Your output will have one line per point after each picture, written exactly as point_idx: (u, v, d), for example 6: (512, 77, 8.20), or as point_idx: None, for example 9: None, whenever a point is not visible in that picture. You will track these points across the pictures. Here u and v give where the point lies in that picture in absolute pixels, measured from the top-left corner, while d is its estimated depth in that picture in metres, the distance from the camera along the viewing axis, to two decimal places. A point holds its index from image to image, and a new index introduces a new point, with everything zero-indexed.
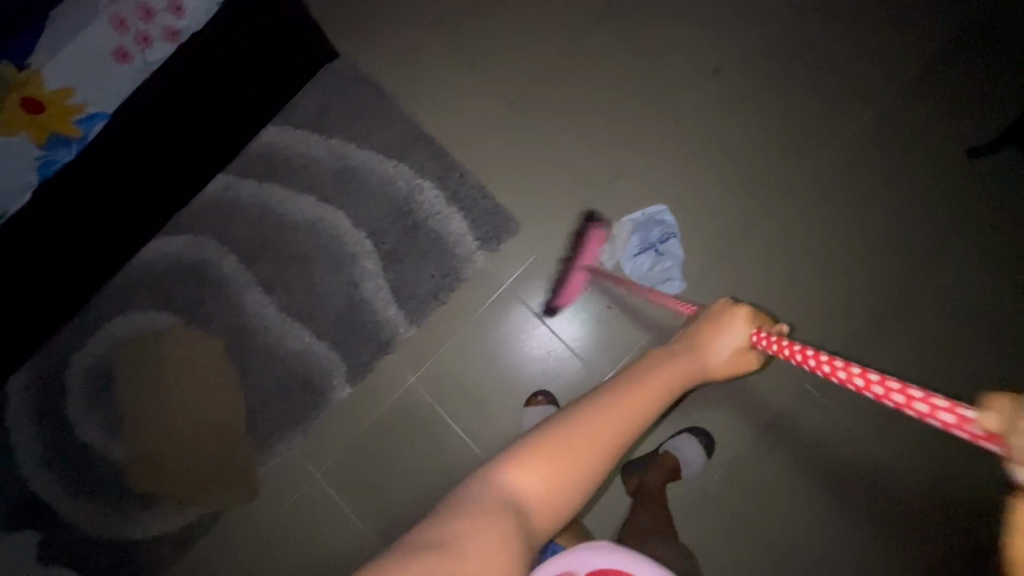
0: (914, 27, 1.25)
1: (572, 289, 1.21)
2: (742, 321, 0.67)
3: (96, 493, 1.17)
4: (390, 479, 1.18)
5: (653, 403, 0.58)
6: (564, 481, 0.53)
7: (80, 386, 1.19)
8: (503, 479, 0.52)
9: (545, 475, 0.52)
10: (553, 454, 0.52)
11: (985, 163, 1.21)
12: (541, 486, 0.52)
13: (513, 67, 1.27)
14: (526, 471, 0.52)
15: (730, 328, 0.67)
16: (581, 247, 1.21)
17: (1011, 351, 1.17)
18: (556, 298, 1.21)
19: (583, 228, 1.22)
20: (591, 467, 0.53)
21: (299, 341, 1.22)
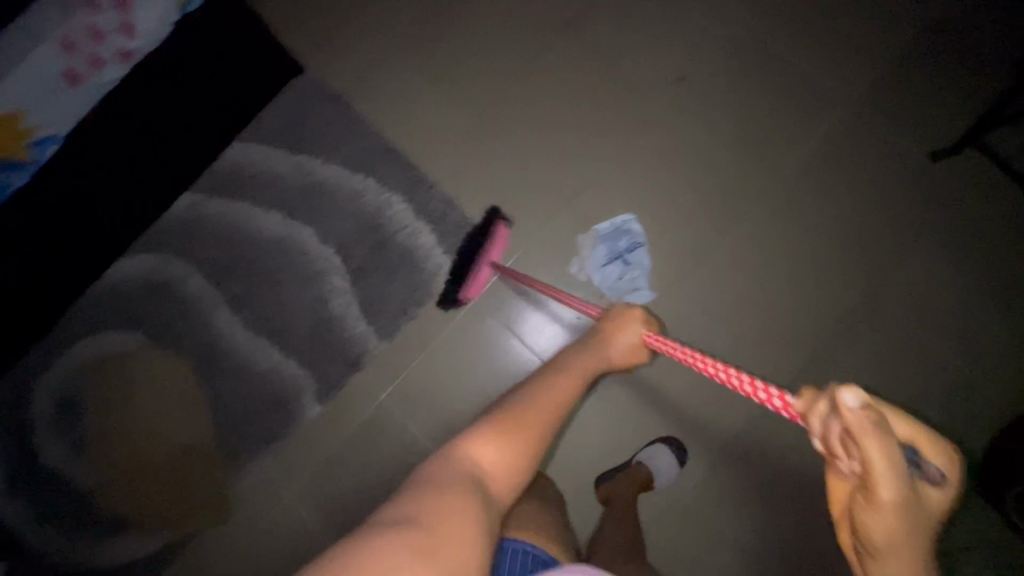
0: (877, 29, 1.25)
1: (477, 282, 1.20)
2: (638, 322, 0.93)
3: (69, 516, 1.18)
4: (361, 497, 1.18)
5: (573, 386, 0.77)
6: (515, 455, 0.64)
7: (50, 410, 1.20)
8: (466, 455, 0.61)
9: (500, 448, 0.63)
10: (507, 429, 0.65)
11: (955, 162, 1.20)
12: (498, 459, 0.62)
13: (481, 79, 1.28)
14: (485, 446, 0.63)
15: (630, 327, 0.92)
16: (489, 240, 1.20)
17: (988, 357, 1.15)
18: (462, 290, 1.19)
19: (489, 222, 1.21)
20: (534, 442, 0.66)
21: (268, 359, 1.22)
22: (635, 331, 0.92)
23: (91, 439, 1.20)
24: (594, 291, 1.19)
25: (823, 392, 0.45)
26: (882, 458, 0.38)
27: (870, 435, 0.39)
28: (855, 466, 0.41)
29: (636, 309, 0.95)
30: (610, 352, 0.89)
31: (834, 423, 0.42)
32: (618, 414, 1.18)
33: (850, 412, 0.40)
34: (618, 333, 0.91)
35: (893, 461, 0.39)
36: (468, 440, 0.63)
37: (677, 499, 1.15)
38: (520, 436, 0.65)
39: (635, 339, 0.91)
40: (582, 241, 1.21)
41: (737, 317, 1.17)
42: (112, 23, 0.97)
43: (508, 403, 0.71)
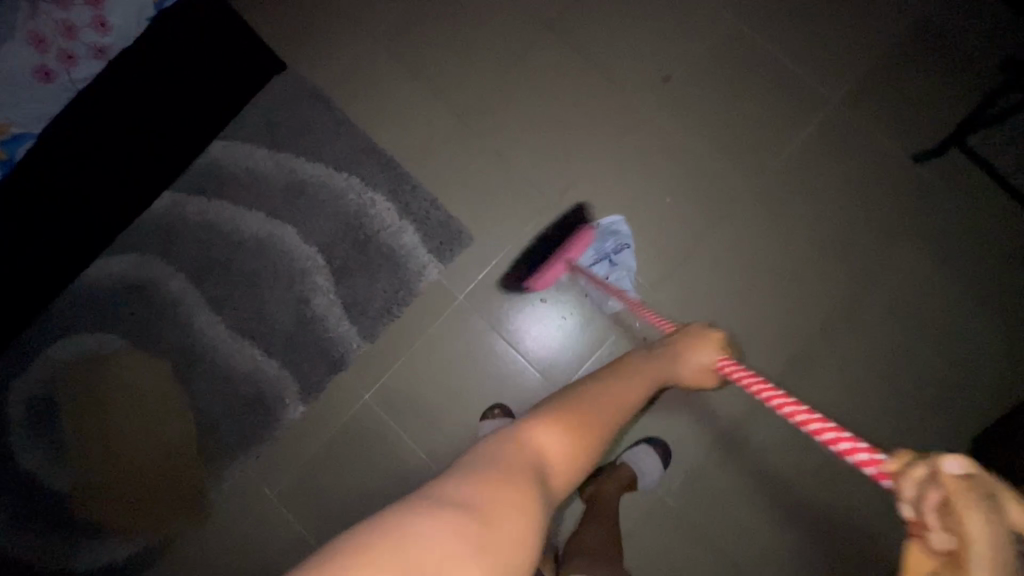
0: (861, 30, 1.25)
1: (546, 276, 1.19)
2: (712, 344, 0.77)
3: (43, 522, 1.16)
4: (343, 498, 1.17)
5: (635, 392, 0.72)
6: (574, 451, 0.63)
7: (24, 413, 1.18)
8: (528, 437, 0.62)
9: (559, 441, 0.62)
10: (568, 418, 0.64)
11: (936, 163, 1.20)
12: (555, 446, 0.62)
13: (466, 78, 1.27)
14: (546, 431, 0.63)
15: (703, 350, 0.77)
16: (570, 239, 1.18)
17: (968, 357, 1.15)
18: (529, 281, 1.19)
19: (575, 223, 1.21)
20: (593, 439, 0.65)
21: (249, 360, 1.20)
22: (710, 354, 0.76)
23: (69, 444, 1.18)
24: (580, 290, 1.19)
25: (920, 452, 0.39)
26: (982, 532, 0.32)
27: (975, 504, 0.33)
28: (943, 540, 0.34)
29: (711, 331, 0.80)
30: (676, 371, 0.76)
31: (927, 488, 0.36)
32: None
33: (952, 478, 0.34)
34: (686, 355, 0.76)
35: (995, 544, 0.32)
36: (530, 427, 0.63)
37: (661, 500, 1.15)
38: (580, 432, 0.64)
39: (707, 361, 0.76)
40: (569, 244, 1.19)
41: (720, 318, 1.17)
42: (85, 18, 1.01)
43: (573, 391, 0.70)
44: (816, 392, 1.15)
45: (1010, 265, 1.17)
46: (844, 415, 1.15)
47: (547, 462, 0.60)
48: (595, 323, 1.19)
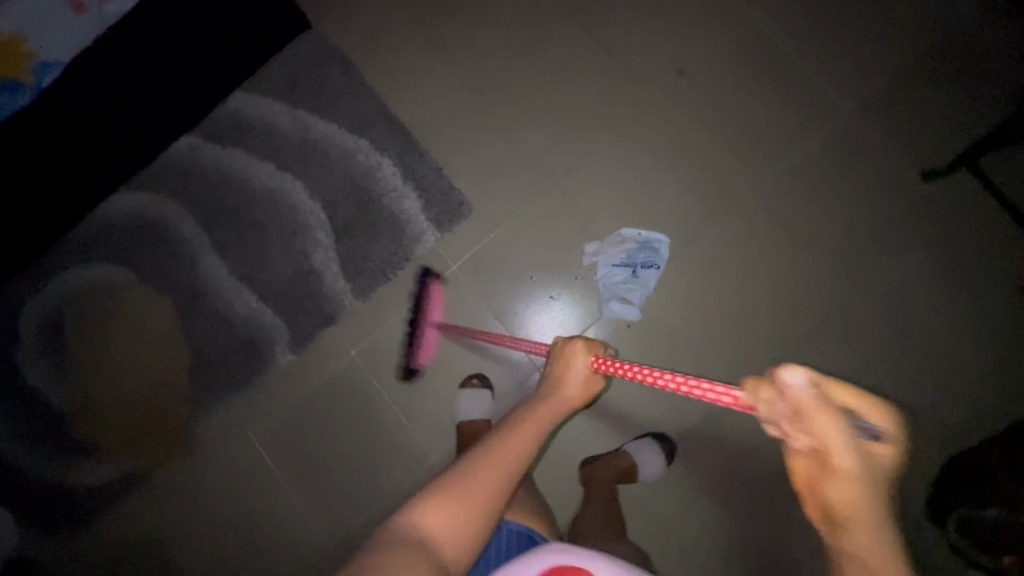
0: (884, 44, 1.24)
1: (426, 348, 1.21)
2: (581, 348, 0.78)
3: (38, 436, 1.22)
4: (321, 446, 1.21)
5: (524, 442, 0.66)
6: (460, 528, 0.57)
7: (32, 332, 1.25)
8: (410, 529, 0.56)
9: (445, 521, 0.57)
10: (451, 498, 0.58)
11: (944, 183, 1.19)
12: (441, 526, 0.57)
13: (485, 54, 1.30)
14: (427, 517, 0.57)
15: (577, 358, 0.77)
16: (424, 307, 1.20)
17: (956, 381, 1.14)
18: (413, 360, 1.20)
19: (420, 288, 1.21)
20: (482, 514, 0.59)
21: (246, 304, 1.25)
22: (586, 360, 0.77)
23: (71, 365, 1.24)
24: (592, 283, 1.20)
25: (763, 374, 0.44)
26: (830, 430, 0.37)
27: (816, 411, 0.38)
28: (803, 441, 0.39)
29: (578, 339, 0.79)
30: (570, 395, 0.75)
31: (776, 396, 0.41)
32: None
33: (803, 395, 0.39)
34: (570, 377, 0.76)
35: (841, 432, 0.37)
36: (410, 514, 0.57)
37: (630, 487, 1.16)
38: (466, 511, 0.58)
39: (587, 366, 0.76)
40: (594, 250, 1.21)
41: (706, 314, 1.18)
42: None
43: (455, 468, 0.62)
44: None
45: (1009, 294, 1.16)
46: None
47: (432, 547, 0.55)
48: (584, 308, 1.21)
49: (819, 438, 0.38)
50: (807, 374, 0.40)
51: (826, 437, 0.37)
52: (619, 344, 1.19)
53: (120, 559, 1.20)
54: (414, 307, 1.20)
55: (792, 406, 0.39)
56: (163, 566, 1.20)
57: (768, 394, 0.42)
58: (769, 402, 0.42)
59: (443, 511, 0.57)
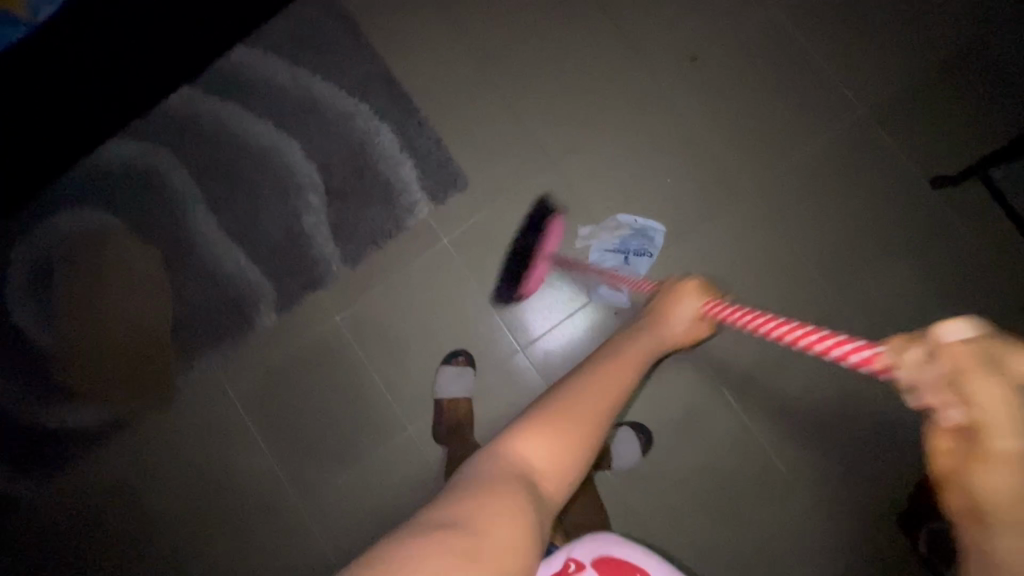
0: (904, 43, 1.20)
1: (534, 277, 1.19)
2: (687, 295, 0.76)
3: (20, 376, 1.23)
4: (298, 409, 1.21)
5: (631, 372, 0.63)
6: (565, 457, 0.55)
7: (20, 273, 1.25)
8: (510, 454, 0.53)
9: (549, 447, 0.54)
10: (557, 423, 0.55)
11: (952, 193, 1.15)
12: (546, 454, 0.54)
13: (493, 25, 1.26)
14: (529, 442, 0.54)
15: (683, 301, 0.76)
16: (545, 233, 1.19)
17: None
18: (522, 286, 1.19)
19: (543, 215, 1.20)
20: (588, 443, 0.56)
21: (234, 261, 1.24)
22: (691, 305, 0.75)
23: (57, 308, 1.24)
24: (583, 266, 1.19)
25: (920, 334, 0.39)
26: (993, 397, 0.31)
27: (980, 372, 0.32)
28: (952, 414, 0.32)
29: (689, 283, 0.78)
30: (668, 333, 0.73)
31: (923, 353, 0.36)
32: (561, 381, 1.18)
33: (962, 353, 0.33)
34: (674, 315, 0.74)
35: (1010, 402, 0.30)
36: (515, 437, 0.55)
37: (604, 475, 1.16)
38: (571, 438, 0.55)
39: (693, 309, 0.75)
40: (588, 233, 1.20)
41: None
42: None
43: (560, 391, 0.59)
44: (775, 397, 1.15)
45: (1008, 312, 1.12)
46: (797, 425, 1.15)
47: (532, 477, 0.52)
48: (574, 290, 1.20)
49: (972, 404, 0.31)
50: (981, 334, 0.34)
51: (985, 407, 0.31)
52: (605, 329, 1.18)
53: (96, 502, 1.22)
54: (537, 227, 1.19)
55: (942, 364, 0.34)
56: (136, 513, 1.22)
57: (916, 351, 0.37)
58: (913, 358, 0.37)
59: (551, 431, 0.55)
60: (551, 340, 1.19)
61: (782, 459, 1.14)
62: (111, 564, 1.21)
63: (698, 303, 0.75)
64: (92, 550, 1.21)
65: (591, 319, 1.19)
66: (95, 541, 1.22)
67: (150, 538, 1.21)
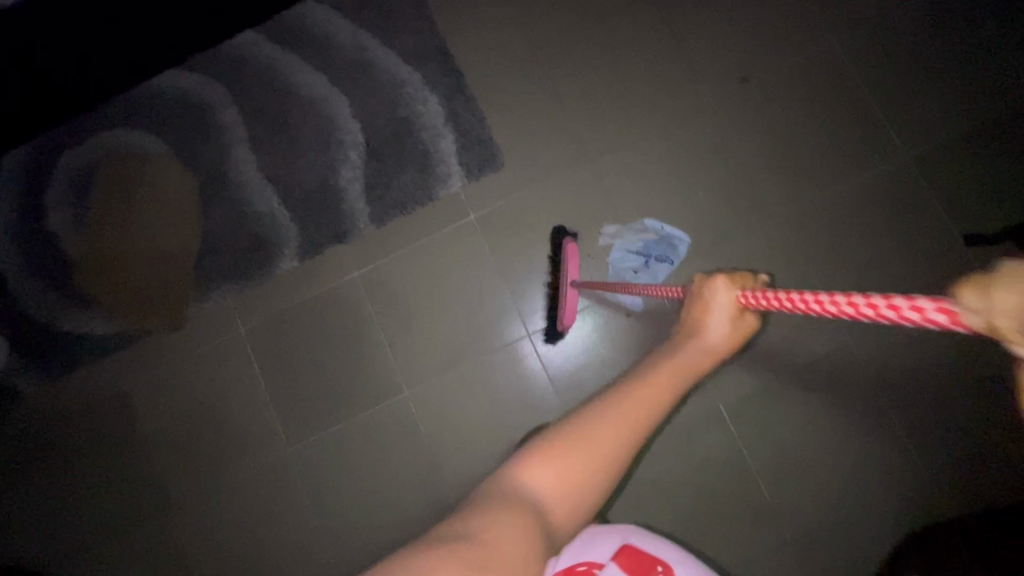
0: (956, 98, 1.20)
1: (569, 305, 1.14)
2: (711, 301, 0.67)
3: (44, 278, 1.28)
4: (302, 354, 1.23)
5: (655, 395, 0.57)
6: (573, 483, 0.52)
7: (62, 181, 1.30)
8: (517, 479, 0.52)
9: (557, 474, 0.51)
10: (567, 449, 0.52)
11: (983, 250, 1.14)
12: (553, 480, 0.51)
13: (554, 17, 1.29)
14: (535, 468, 0.52)
15: (708, 306, 0.67)
16: (564, 261, 1.15)
17: (931, 449, 1.12)
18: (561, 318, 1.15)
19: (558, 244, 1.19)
20: (598, 470, 0.53)
21: (265, 203, 1.27)
22: (715, 309, 0.66)
23: (91, 216, 1.28)
24: (602, 263, 1.20)
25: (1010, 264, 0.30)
26: None
27: None
28: None
29: (718, 275, 0.69)
30: (699, 348, 0.64)
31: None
32: (565, 374, 1.18)
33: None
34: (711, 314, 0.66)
35: None
36: (521, 464, 0.53)
37: None
38: (583, 461, 0.52)
39: (731, 301, 0.66)
40: (613, 232, 1.21)
41: None
42: None
43: (577, 418, 0.55)
44: (771, 427, 1.14)
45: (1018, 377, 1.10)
46: (790, 457, 1.14)
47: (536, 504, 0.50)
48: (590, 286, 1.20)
49: None
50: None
51: None
52: (615, 330, 1.18)
53: (93, 409, 1.25)
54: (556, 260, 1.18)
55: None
56: (129, 427, 1.24)
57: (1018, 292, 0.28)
58: (1002, 302, 0.29)
59: (557, 456, 0.52)
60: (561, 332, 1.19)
61: (771, 488, 1.13)
62: (95, 474, 1.24)
63: (718, 306, 0.66)
64: (81, 454, 1.24)
65: (603, 317, 1.19)
66: (84, 447, 1.24)
67: (137, 454, 1.23)
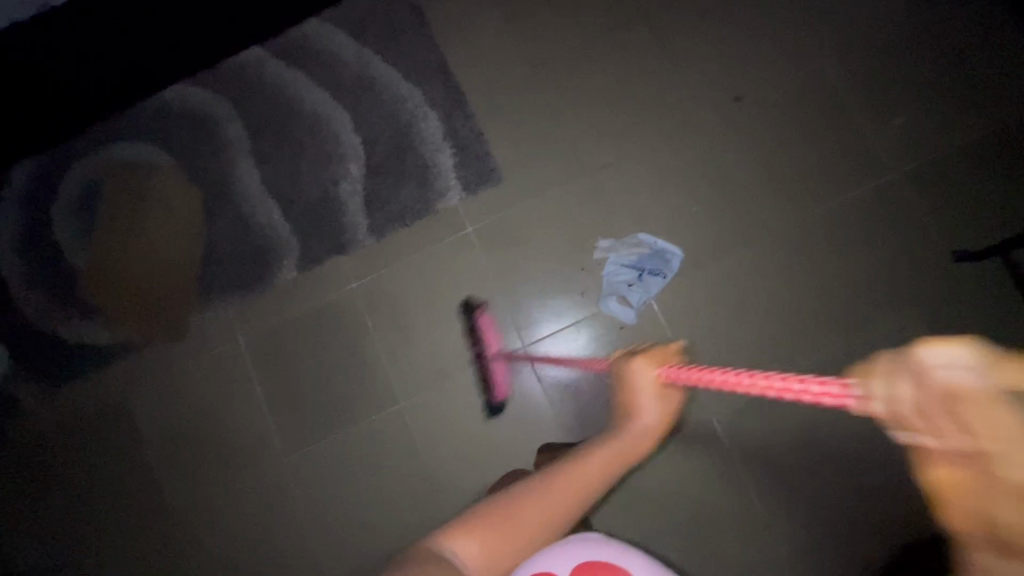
0: (945, 117, 1.23)
1: (500, 380, 1.18)
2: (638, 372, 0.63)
3: (48, 287, 1.30)
4: (301, 364, 1.25)
5: (576, 482, 0.57)
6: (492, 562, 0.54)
7: (70, 193, 1.33)
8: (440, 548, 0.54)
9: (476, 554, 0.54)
10: (487, 528, 0.55)
11: (974, 266, 1.16)
12: (477, 557, 0.54)
13: (552, 37, 1.33)
14: (461, 542, 0.54)
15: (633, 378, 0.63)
16: (480, 337, 1.20)
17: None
18: (492, 394, 1.18)
19: (471, 315, 1.21)
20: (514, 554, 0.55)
21: (267, 216, 1.30)
22: (645, 379, 0.62)
23: (96, 227, 1.31)
24: (596, 278, 1.22)
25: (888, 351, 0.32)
26: (999, 425, 0.25)
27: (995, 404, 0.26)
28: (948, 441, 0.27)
29: (639, 355, 0.64)
30: (632, 428, 0.61)
31: (928, 393, 0.28)
32: (559, 387, 1.19)
33: (964, 382, 0.27)
34: (637, 398, 0.62)
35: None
36: (446, 536, 0.55)
37: None
38: (500, 544, 0.54)
39: (655, 381, 0.62)
40: (608, 245, 1.23)
41: (700, 335, 1.18)
42: None
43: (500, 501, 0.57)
44: (765, 440, 1.15)
45: None
46: (785, 471, 1.14)
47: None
48: (584, 301, 1.22)
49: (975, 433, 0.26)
50: (970, 353, 0.27)
51: (994, 431, 0.25)
52: (609, 343, 1.20)
53: (93, 417, 1.26)
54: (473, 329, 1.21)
55: (932, 393, 0.28)
56: (129, 435, 1.26)
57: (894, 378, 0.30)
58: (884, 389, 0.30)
59: (475, 536, 0.55)
60: (557, 345, 1.21)
61: (764, 502, 1.14)
62: (93, 481, 1.25)
63: (648, 378, 0.62)
64: (80, 461, 1.25)
65: (597, 331, 1.20)
66: (83, 455, 1.26)
67: (135, 464, 1.25)
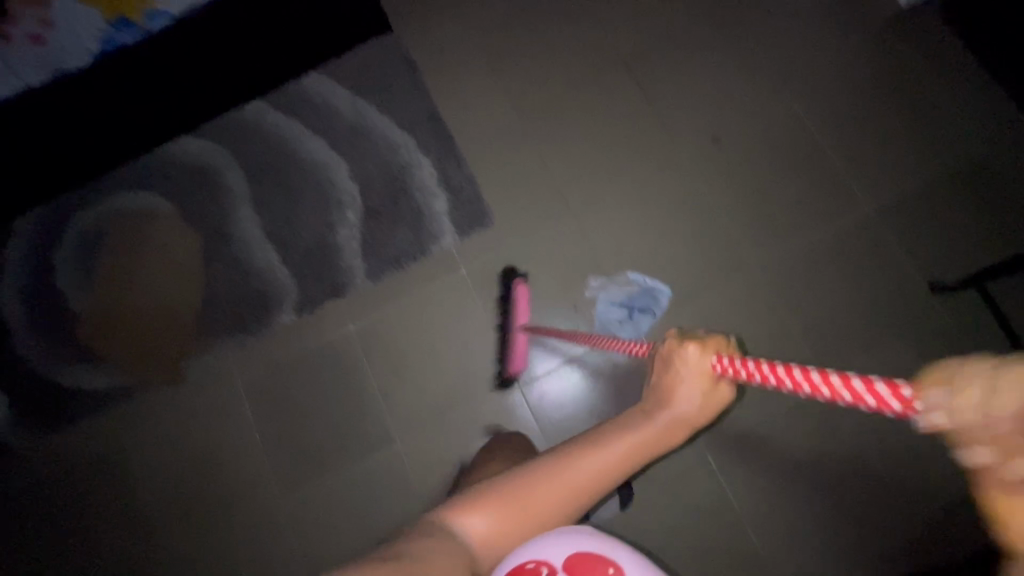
0: (913, 155, 1.29)
1: (518, 355, 1.22)
2: (690, 359, 0.62)
3: (48, 335, 1.32)
4: (297, 405, 1.26)
5: (600, 475, 0.60)
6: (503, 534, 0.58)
7: (72, 242, 1.36)
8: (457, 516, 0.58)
9: (490, 525, 0.58)
10: (503, 501, 0.59)
11: (951, 296, 1.20)
12: (492, 528, 0.58)
13: (538, 85, 1.39)
14: (477, 517, 0.58)
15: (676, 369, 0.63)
16: (512, 307, 1.24)
17: (925, 495, 1.11)
18: (506, 366, 1.22)
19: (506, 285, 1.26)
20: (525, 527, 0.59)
21: (267, 260, 1.33)
22: (692, 372, 0.62)
23: (98, 274, 1.34)
24: (589, 316, 1.25)
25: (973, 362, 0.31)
26: None
27: None
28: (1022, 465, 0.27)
29: (689, 342, 0.63)
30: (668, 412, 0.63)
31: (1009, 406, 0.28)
32: (557, 424, 1.21)
33: None
34: (684, 383, 0.62)
35: None
36: (460, 507, 0.59)
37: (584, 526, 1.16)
38: (513, 519, 0.59)
39: (699, 374, 0.62)
40: (598, 284, 1.26)
41: None
42: None
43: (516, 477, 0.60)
44: (760, 474, 1.16)
45: None
46: (781, 504, 1.14)
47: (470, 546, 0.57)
48: None
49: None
50: None
51: None
52: (604, 379, 1.22)
53: (90, 468, 1.26)
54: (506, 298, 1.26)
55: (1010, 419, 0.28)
56: (124, 485, 1.25)
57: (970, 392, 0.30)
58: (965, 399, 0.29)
59: (488, 511, 0.59)
60: (552, 382, 1.23)
61: (763, 537, 1.13)
62: (85, 530, 1.24)
63: (691, 368, 0.62)
64: (73, 509, 1.25)
65: (591, 368, 1.22)
66: (75, 502, 1.25)
67: (129, 511, 1.24)
